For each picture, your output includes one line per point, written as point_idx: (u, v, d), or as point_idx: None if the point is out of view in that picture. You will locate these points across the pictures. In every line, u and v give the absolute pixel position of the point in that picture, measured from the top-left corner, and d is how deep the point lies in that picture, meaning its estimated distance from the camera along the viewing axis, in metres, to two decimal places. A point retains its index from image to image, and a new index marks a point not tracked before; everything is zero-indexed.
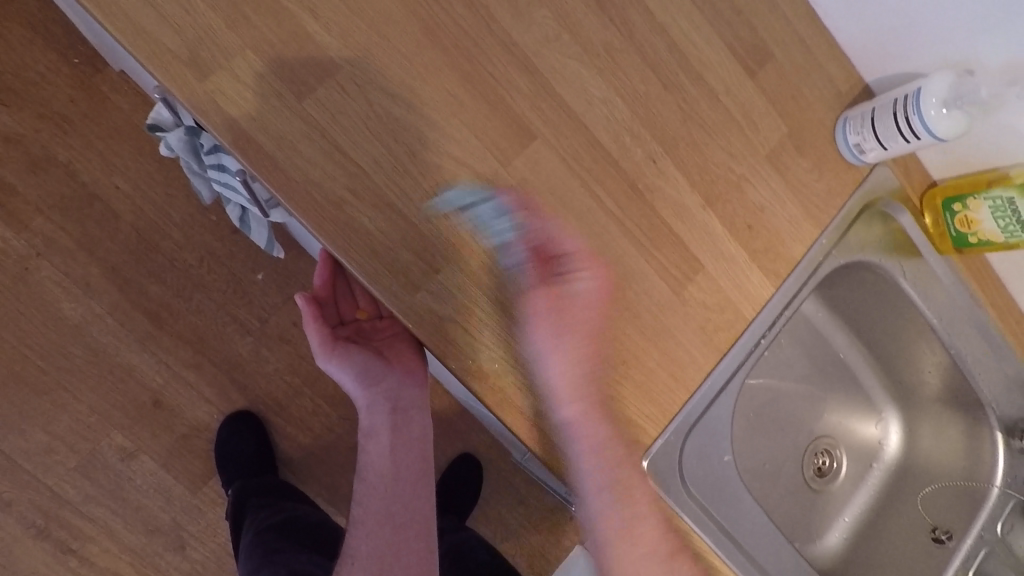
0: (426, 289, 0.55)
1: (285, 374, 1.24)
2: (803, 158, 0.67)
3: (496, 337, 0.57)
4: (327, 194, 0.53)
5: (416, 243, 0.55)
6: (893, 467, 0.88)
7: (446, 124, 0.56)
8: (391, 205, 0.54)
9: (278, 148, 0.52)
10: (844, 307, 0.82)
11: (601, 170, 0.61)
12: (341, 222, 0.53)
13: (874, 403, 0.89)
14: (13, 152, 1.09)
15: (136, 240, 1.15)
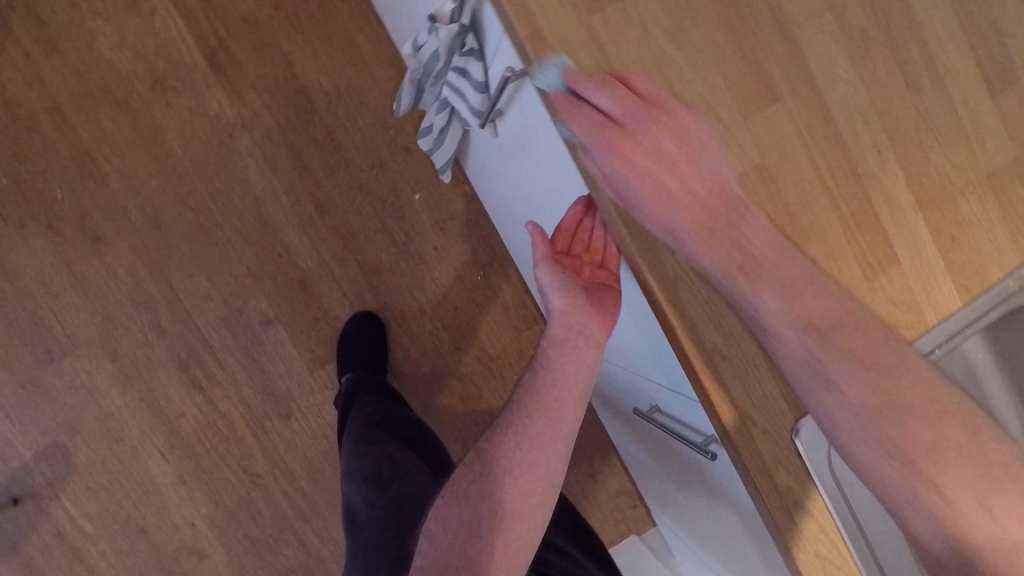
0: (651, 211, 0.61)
1: (414, 290, 1.33)
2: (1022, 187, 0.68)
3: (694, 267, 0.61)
4: (589, 103, 0.58)
5: (651, 167, 0.60)
6: None
7: (704, 66, 0.60)
8: (639, 126, 0.59)
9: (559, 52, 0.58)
10: (1007, 354, 0.82)
11: (830, 148, 0.63)
12: (595, 131, 0.59)
13: None
14: (246, 32, 1.22)
15: (324, 135, 1.27)
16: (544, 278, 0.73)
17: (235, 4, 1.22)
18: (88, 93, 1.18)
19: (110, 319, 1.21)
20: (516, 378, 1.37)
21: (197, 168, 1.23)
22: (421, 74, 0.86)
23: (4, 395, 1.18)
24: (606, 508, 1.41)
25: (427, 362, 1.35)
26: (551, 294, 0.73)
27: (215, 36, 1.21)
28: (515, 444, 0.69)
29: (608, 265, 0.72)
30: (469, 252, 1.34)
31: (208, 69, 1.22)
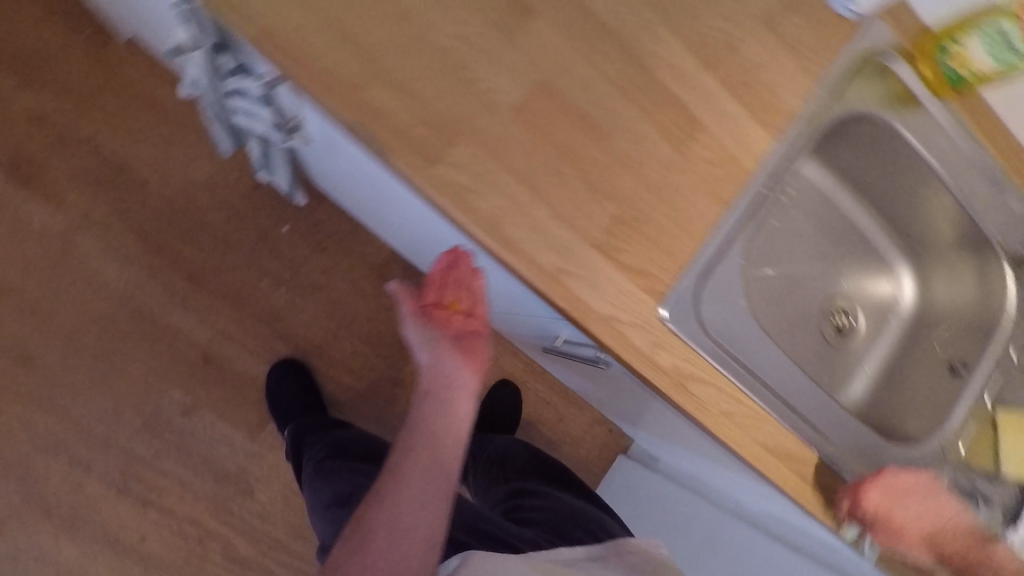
0: (450, 163, 0.59)
1: (321, 320, 1.30)
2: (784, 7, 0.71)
3: (508, 198, 0.60)
4: (343, 79, 0.57)
5: (435, 121, 0.59)
6: (910, 318, 0.92)
7: (450, 5, 0.60)
8: (405, 87, 0.58)
9: (290, 44, 0.56)
10: (847, 169, 0.84)
11: (595, 38, 0.64)
12: (359, 103, 0.57)
13: (884, 260, 0.93)
14: (42, 133, 1.15)
15: (165, 206, 1.21)
16: (411, 334, 0.66)
17: (17, 110, 1.14)
18: None
19: (24, 474, 1.15)
20: None
21: (47, 289, 1.16)
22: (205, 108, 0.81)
23: None
24: (585, 448, 1.43)
25: (361, 384, 1.33)
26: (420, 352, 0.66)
27: (11, 150, 1.14)
28: (392, 505, 0.56)
29: (478, 314, 0.67)
30: (359, 265, 1.31)
31: (17, 185, 1.14)
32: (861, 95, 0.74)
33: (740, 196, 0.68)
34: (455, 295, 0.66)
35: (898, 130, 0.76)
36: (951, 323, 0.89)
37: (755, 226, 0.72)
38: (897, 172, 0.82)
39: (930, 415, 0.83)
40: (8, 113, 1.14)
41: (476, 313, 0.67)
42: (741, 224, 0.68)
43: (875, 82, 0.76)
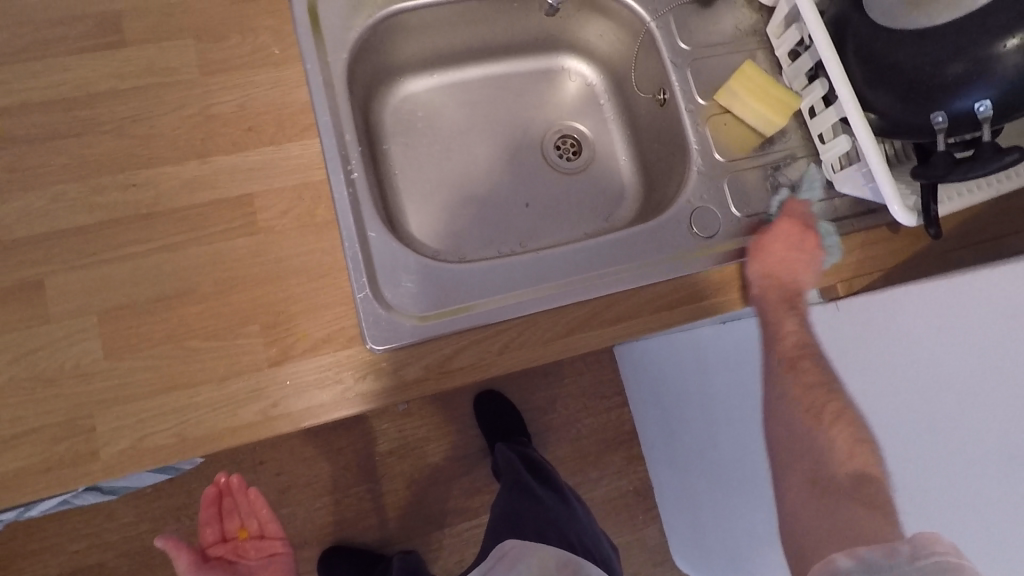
0: (297, 373, 0.63)
1: (314, 504, 1.32)
2: (366, 58, 0.78)
3: (361, 355, 0.65)
4: (173, 401, 0.61)
5: (263, 348, 0.63)
6: (611, 84, 0.91)
7: (171, 271, 0.63)
8: (214, 353, 0.62)
9: (112, 440, 0.60)
10: (432, 55, 0.85)
11: (288, 199, 0.66)
12: (208, 399, 0.61)
13: (548, 66, 0.91)
14: None
15: (129, 559, 1.25)
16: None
17: None
18: None
19: None
20: (437, 428, 1.39)
21: None
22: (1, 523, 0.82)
23: None
24: None
25: (390, 511, 1.34)
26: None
27: None
28: None
29: (269, 533, 0.77)
30: (292, 442, 1.32)
31: None
32: (469, 54, 0.87)
33: (474, 197, 0.84)
34: (237, 524, 0.76)
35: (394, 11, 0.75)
36: (628, 61, 0.86)
37: (529, 182, 0.87)
38: (548, 56, 0.91)
39: (674, 147, 0.80)
40: None
41: (266, 535, 0.77)
42: (497, 206, 0.85)
43: (473, 11, 0.81)
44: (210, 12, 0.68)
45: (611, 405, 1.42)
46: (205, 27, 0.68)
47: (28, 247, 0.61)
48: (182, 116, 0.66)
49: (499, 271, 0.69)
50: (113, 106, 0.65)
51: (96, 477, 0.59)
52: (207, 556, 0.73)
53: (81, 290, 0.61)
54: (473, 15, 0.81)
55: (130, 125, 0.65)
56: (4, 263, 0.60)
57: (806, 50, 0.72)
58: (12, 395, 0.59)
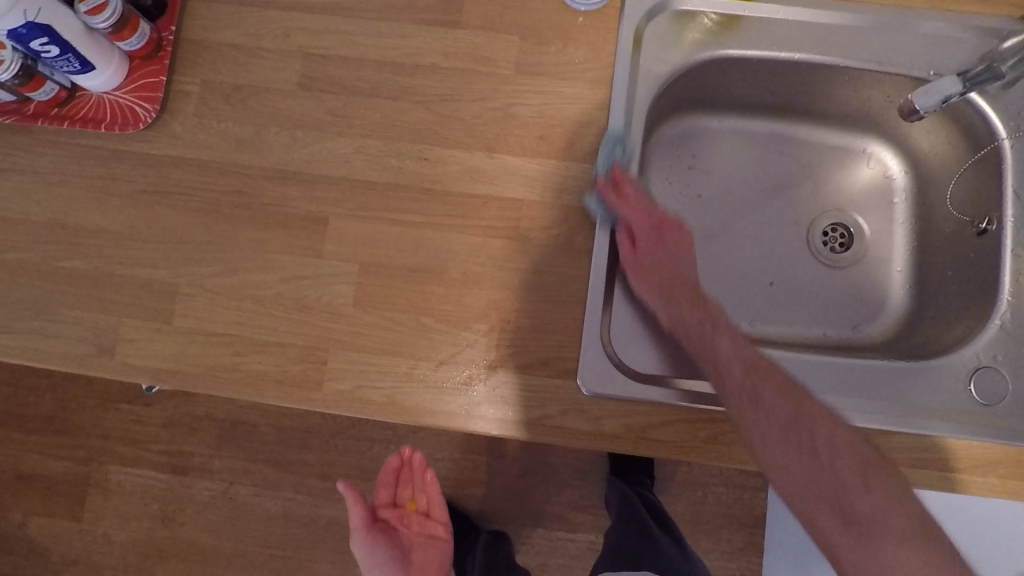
0: (506, 384, 0.64)
1: (436, 453, 1.39)
2: (666, 93, 0.75)
3: (569, 390, 0.64)
4: (394, 368, 0.65)
5: (484, 349, 0.65)
6: (913, 185, 0.80)
7: (430, 248, 0.66)
8: (442, 338, 0.65)
9: (338, 377, 0.65)
10: (728, 101, 0.80)
11: (554, 215, 0.66)
12: (422, 378, 0.65)
13: (847, 144, 0.82)
14: (173, 432, 1.43)
15: (277, 432, 1.41)
16: (360, 549, 0.76)
17: (152, 422, 1.43)
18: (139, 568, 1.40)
19: None
20: None
21: (234, 536, 1.40)
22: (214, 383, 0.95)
23: None
24: None
25: (498, 489, 1.38)
26: (371, 566, 0.76)
27: (162, 453, 1.42)
28: None
29: (434, 514, 0.81)
30: None
31: (177, 477, 1.41)
32: (768, 110, 0.81)
33: (717, 257, 0.79)
34: (409, 495, 0.80)
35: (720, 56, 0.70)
36: (952, 171, 0.74)
37: (780, 259, 0.80)
38: (852, 135, 0.81)
39: (975, 290, 0.69)
40: (148, 428, 1.43)
41: (432, 516, 0.81)
42: (738, 275, 0.79)
43: (798, 75, 0.73)
44: (543, 12, 0.69)
45: (749, 485, 1.33)
46: (533, 25, 0.69)
47: (326, 186, 0.67)
48: (486, 107, 0.68)
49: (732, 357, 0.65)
50: (431, 80, 0.68)
51: (318, 404, 0.65)
52: (377, 517, 0.79)
53: (356, 237, 0.66)
54: (794, 77, 0.74)
55: (440, 101, 0.68)
56: (304, 194, 0.67)
57: None
58: (276, 309, 0.66)
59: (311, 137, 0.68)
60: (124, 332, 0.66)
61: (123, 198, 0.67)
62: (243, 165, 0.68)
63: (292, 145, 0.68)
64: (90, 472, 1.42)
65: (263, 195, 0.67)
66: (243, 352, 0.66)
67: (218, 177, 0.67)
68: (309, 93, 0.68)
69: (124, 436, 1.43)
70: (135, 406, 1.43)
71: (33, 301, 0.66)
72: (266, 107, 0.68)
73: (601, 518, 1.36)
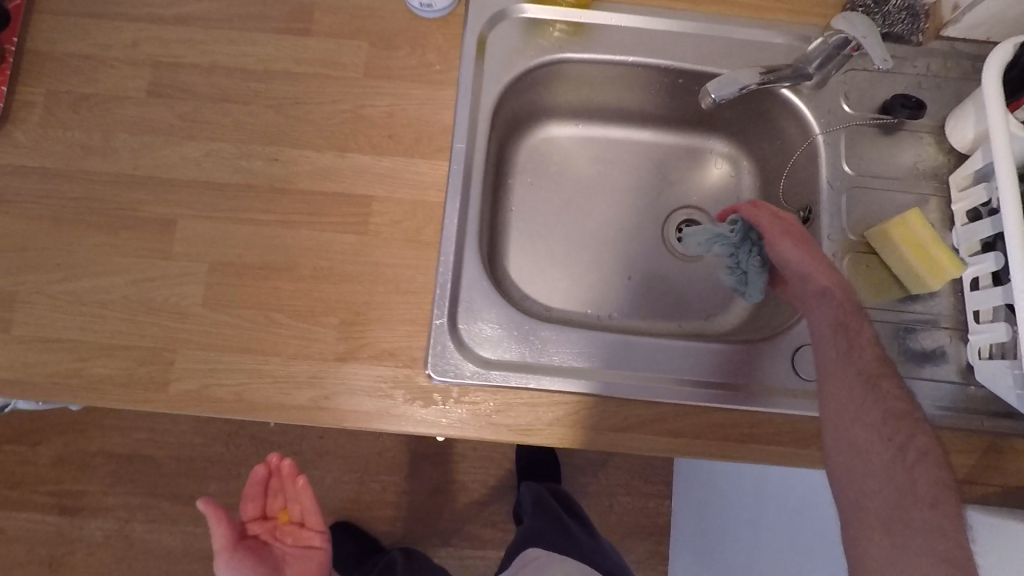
0: (352, 376, 0.65)
1: (343, 476, 1.36)
2: (520, 97, 0.79)
3: (416, 379, 0.65)
4: (239, 367, 0.65)
5: (333, 342, 0.66)
6: (757, 183, 0.86)
7: (278, 246, 0.67)
8: (289, 334, 0.65)
9: (184, 377, 0.64)
10: (583, 106, 0.85)
11: (402, 210, 0.68)
12: (268, 374, 0.65)
13: (697, 146, 0.88)
14: (64, 470, 1.35)
15: (176, 463, 1.36)
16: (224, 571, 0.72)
17: (39, 461, 1.35)
18: None
19: None
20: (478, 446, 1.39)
21: None
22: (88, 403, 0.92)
23: None
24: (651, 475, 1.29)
25: (408, 510, 1.36)
26: None
27: (50, 493, 1.34)
28: None
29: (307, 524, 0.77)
30: None
31: (66, 517, 1.34)
32: (621, 116, 0.86)
33: (577, 254, 0.83)
34: (282, 504, 0.78)
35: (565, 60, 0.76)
36: (784, 165, 0.81)
37: (637, 254, 0.84)
38: (700, 138, 0.88)
39: None
40: (34, 467, 1.35)
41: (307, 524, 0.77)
42: (597, 270, 0.83)
43: (641, 80, 0.79)
44: (392, 22, 0.73)
45: (654, 492, 1.35)
46: (382, 34, 0.72)
47: (175, 189, 0.68)
48: (335, 110, 0.70)
49: (577, 341, 0.69)
50: (281, 86, 0.70)
51: (161, 406, 0.64)
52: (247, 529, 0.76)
53: (205, 238, 0.67)
54: (636, 81, 0.80)
55: (290, 105, 0.70)
56: (152, 197, 0.67)
57: (990, 214, 0.65)
58: (120, 311, 0.65)
59: (160, 142, 0.68)
60: None
61: None
62: (88, 169, 0.67)
63: (140, 150, 0.68)
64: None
65: (106, 199, 0.67)
66: (85, 358, 0.64)
67: (61, 183, 0.67)
68: (159, 100, 0.69)
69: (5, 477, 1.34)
70: (20, 445, 1.36)
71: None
72: (113, 112, 0.69)
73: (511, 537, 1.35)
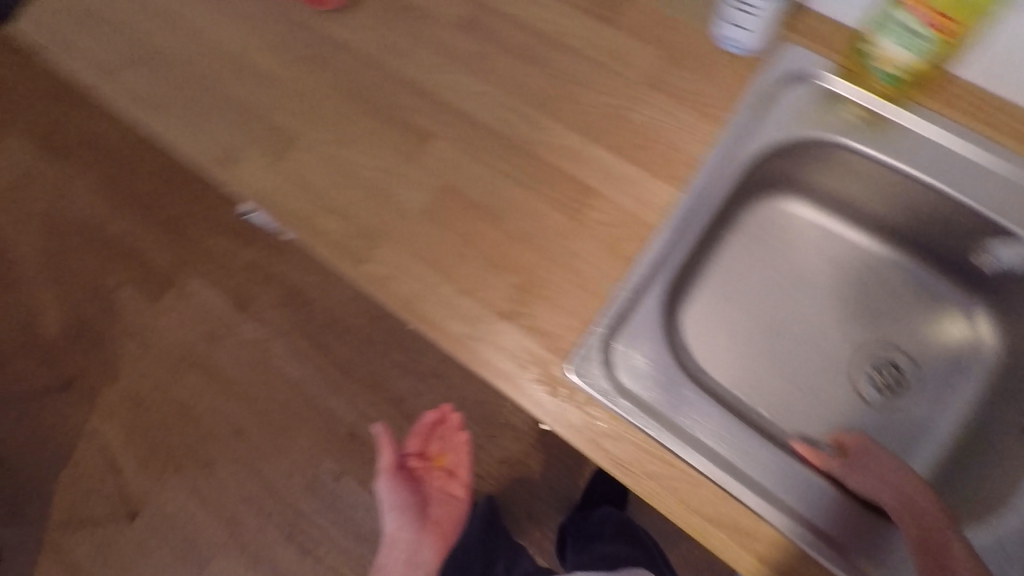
0: (505, 335, 0.69)
1: (440, 403, 1.51)
2: (784, 161, 0.76)
3: (554, 367, 0.68)
4: (422, 279, 0.72)
5: (504, 298, 0.70)
6: (992, 361, 0.77)
7: (501, 195, 0.73)
8: (473, 273, 0.71)
9: (377, 262, 0.73)
10: (840, 200, 0.80)
11: (620, 217, 0.70)
12: (438, 297, 0.71)
13: (941, 292, 0.80)
14: (251, 275, 1.67)
15: (327, 316, 1.60)
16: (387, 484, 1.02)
17: (241, 260, 1.69)
18: (172, 365, 1.65)
19: (231, 521, 1.53)
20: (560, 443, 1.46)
21: (253, 384, 1.59)
22: None
23: None
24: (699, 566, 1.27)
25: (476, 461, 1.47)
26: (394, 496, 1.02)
27: (235, 288, 1.67)
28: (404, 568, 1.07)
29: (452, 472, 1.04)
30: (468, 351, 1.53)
31: (236, 311, 1.65)
32: (875, 226, 0.81)
33: (758, 335, 0.79)
34: (438, 449, 1.03)
35: (852, 148, 0.71)
36: None
37: (816, 367, 0.78)
38: (949, 286, 0.80)
39: (1006, 487, 0.65)
40: (235, 262, 1.69)
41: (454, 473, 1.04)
42: (769, 360, 0.78)
43: (920, 201, 0.73)
44: (697, 46, 0.74)
45: None
46: (680, 52, 0.74)
47: (446, 110, 0.76)
48: (603, 100, 0.73)
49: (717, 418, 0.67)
50: (566, 61, 0.75)
51: (351, 275, 0.73)
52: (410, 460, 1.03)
53: (446, 161, 0.75)
54: (914, 201, 0.73)
55: (570, 82, 0.74)
56: (427, 108, 0.76)
57: None
58: (359, 186, 0.75)
59: (453, 67, 0.76)
60: (243, 148, 0.77)
61: (295, 52, 0.80)
62: (392, 64, 0.78)
63: (436, 67, 0.77)
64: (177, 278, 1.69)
65: (393, 94, 0.77)
66: (318, 208, 0.75)
67: (364, 68, 0.78)
68: (471, 32, 0.78)
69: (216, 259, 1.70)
70: (236, 243, 1.70)
71: (182, 97, 0.79)
72: (427, 29, 0.78)
73: (544, 538, 1.42)
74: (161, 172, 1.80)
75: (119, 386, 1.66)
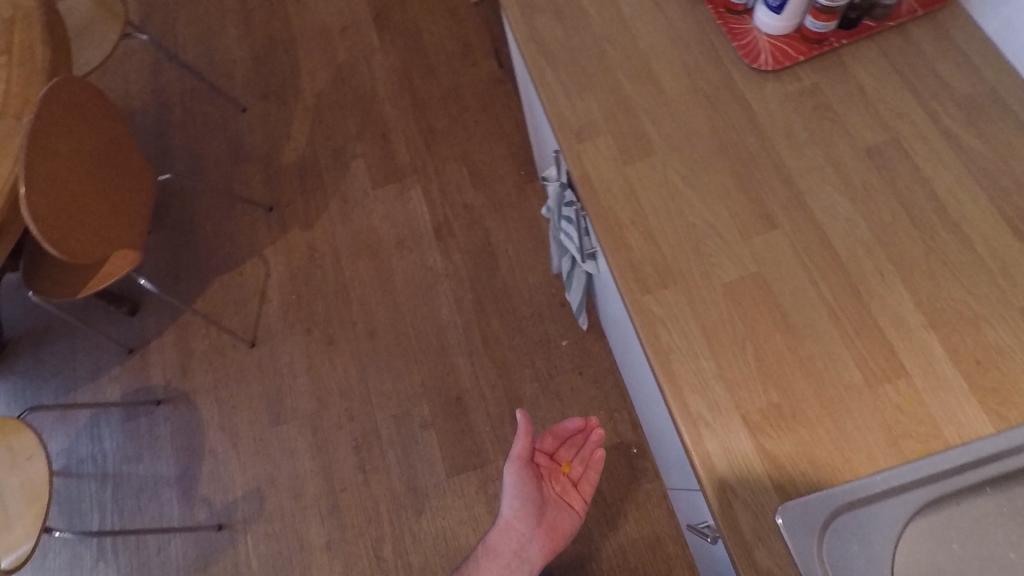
0: (734, 438, 0.67)
1: (547, 423, 1.56)
2: None
3: (761, 500, 0.64)
4: (687, 338, 0.71)
5: (754, 405, 0.67)
6: None
7: (809, 313, 0.70)
8: (737, 364, 0.69)
9: (659, 302, 0.73)
10: None
11: (914, 409, 0.65)
12: (692, 365, 0.70)
13: None
14: (463, 214, 1.82)
15: (500, 288, 1.71)
16: (518, 472, 1.15)
17: (462, 198, 1.84)
18: (359, 246, 1.85)
19: (322, 401, 1.68)
20: (628, 529, 1.44)
21: (409, 301, 1.75)
22: (553, 221, 1.15)
23: (245, 446, 1.69)
24: None
25: None
26: (524, 485, 1.16)
27: (444, 217, 1.83)
28: (507, 555, 1.17)
29: (576, 480, 1.21)
30: (597, 395, 1.56)
31: (433, 237, 1.81)
32: None
33: None
34: (568, 458, 1.22)
35: None
36: None
37: None
38: None
39: None
40: (457, 197, 1.84)
41: (576, 484, 1.22)
42: None
43: None
44: None
45: None
46: None
47: (800, 210, 0.74)
48: (962, 298, 0.68)
49: None
50: (946, 236, 0.71)
51: (626, 296, 0.74)
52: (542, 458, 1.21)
53: (774, 257, 0.73)
54: None
55: (938, 259, 0.70)
56: (783, 198, 0.75)
57: None
58: (679, 225, 0.76)
59: (827, 178, 0.75)
60: (598, 139, 0.82)
61: (691, 84, 0.83)
62: (774, 144, 0.78)
63: (813, 169, 0.76)
64: (406, 180, 1.90)
65: (757, 169, 0.77)
66: (630, 223, 0.77)
67: (748, 133, 0.79)
68: (866, 160, 0.75)
69: (444, 185, 1.87)
70: (467, 181, 1.86)
71: (577, 71, 0.87)
72: (828, 133, 0.77)
73: None
74: (448, 95, 2.00)
75: (308, 234, 1.90)
